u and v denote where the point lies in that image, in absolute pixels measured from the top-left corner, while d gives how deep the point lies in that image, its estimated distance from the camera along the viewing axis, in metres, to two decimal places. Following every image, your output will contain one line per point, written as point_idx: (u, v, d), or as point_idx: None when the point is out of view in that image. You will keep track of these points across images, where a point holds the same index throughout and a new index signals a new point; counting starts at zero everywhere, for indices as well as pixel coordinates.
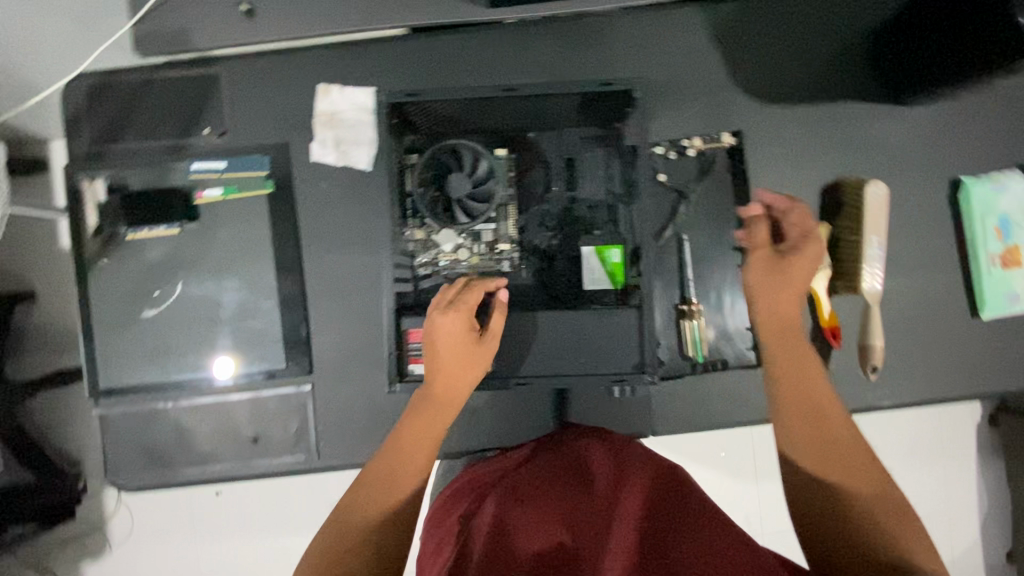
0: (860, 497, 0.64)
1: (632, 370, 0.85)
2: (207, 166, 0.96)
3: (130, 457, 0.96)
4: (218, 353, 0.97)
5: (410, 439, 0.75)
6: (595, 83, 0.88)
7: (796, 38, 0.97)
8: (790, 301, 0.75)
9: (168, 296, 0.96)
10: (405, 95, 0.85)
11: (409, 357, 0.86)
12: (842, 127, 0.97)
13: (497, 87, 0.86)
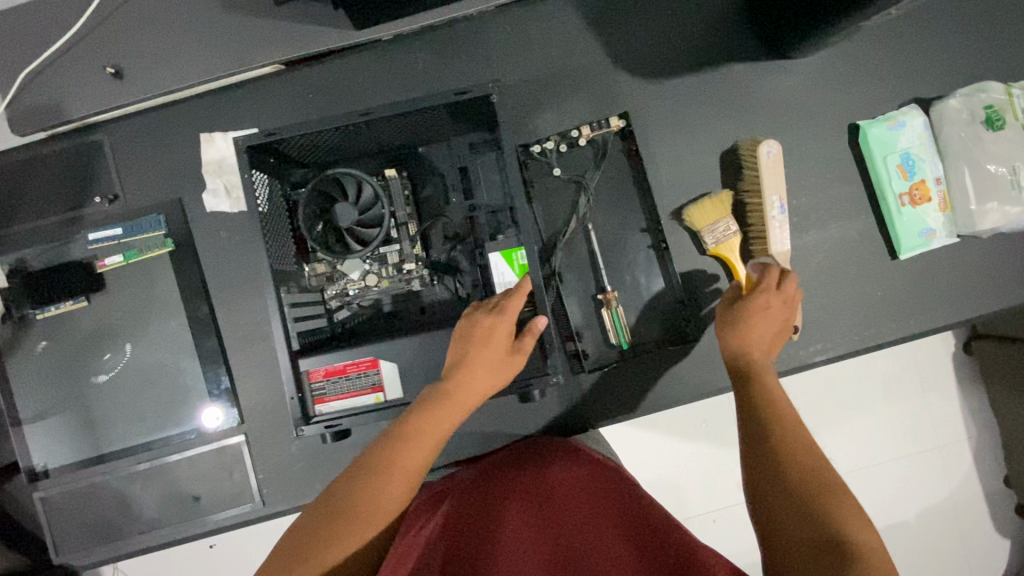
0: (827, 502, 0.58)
1: (538, 371, 0.84)
2: (105, 235, 0.95)
3: (78, 536, 0.95)
4: (207, 404, 0.96)
5: (418, 441, 0.71)
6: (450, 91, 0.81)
7: (670, 10, 0.96)
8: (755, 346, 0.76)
9: (109, 363, 0.96)
10: (265, 135, 0.80)
11: (314, 398, 0.82)
12: (731, 91, 0.96)
13: (352, 113, 0.81)
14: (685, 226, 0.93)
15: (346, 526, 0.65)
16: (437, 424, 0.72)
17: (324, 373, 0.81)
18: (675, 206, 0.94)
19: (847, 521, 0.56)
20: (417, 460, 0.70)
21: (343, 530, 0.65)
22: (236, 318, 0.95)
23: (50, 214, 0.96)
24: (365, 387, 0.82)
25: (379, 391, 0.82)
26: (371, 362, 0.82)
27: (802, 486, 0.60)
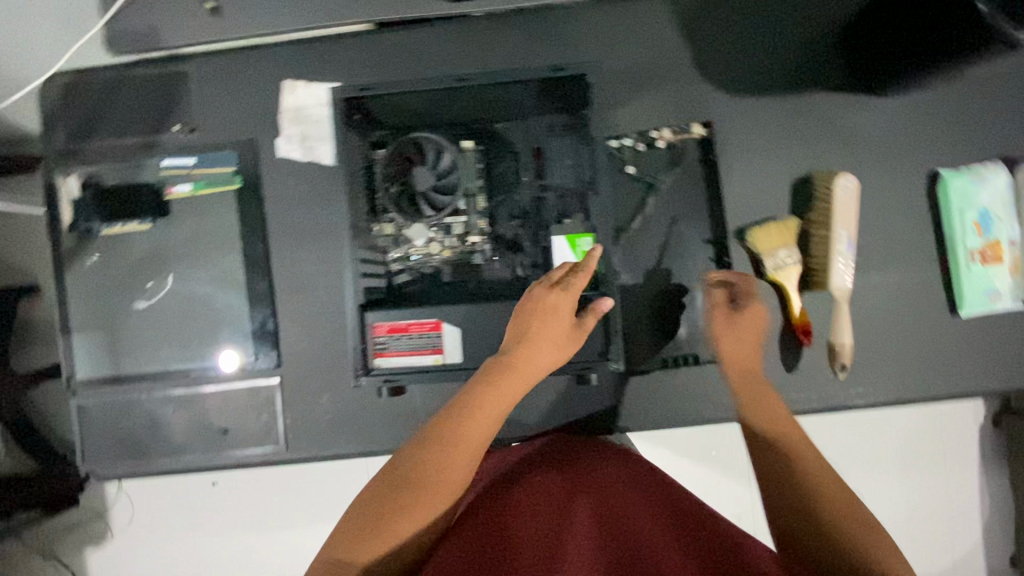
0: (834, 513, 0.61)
1: (597, 357, 0.86)
2: (178, 163, 0.97)
3: (108, 447, 0.99)
4: (224, 347, 0.98)
5: (479, 411, 0.71)
6: (547, 69, 0.90)
7: (767, 30, 0.95)
8: (749, 350, 0.86)
9: (151, 290, 0.99)
10: (362, 90, 0.88)
11: (375, 350, 0.87)
12: (816, 120, 0.94)
13: (451, 77, 0.89)
14: (746, 246, 0.93)
15: (411, 515, 0.63)
16: (499, 394, 0.73)
17: (388, 329, 0.86)
18: (738, 225, 0.94)
19: (851, 513, 0.61)
20: (482, 427, 0.70)
21: (410, 513, 0.63)
22: (290, 264, 0.97)
23: (129, 135, 0.98)
24: (425, 347, 0.87)
25: (438, 353, 0.87)
26: (434, 324, 0.87)
27: (811, 480, 0.65)
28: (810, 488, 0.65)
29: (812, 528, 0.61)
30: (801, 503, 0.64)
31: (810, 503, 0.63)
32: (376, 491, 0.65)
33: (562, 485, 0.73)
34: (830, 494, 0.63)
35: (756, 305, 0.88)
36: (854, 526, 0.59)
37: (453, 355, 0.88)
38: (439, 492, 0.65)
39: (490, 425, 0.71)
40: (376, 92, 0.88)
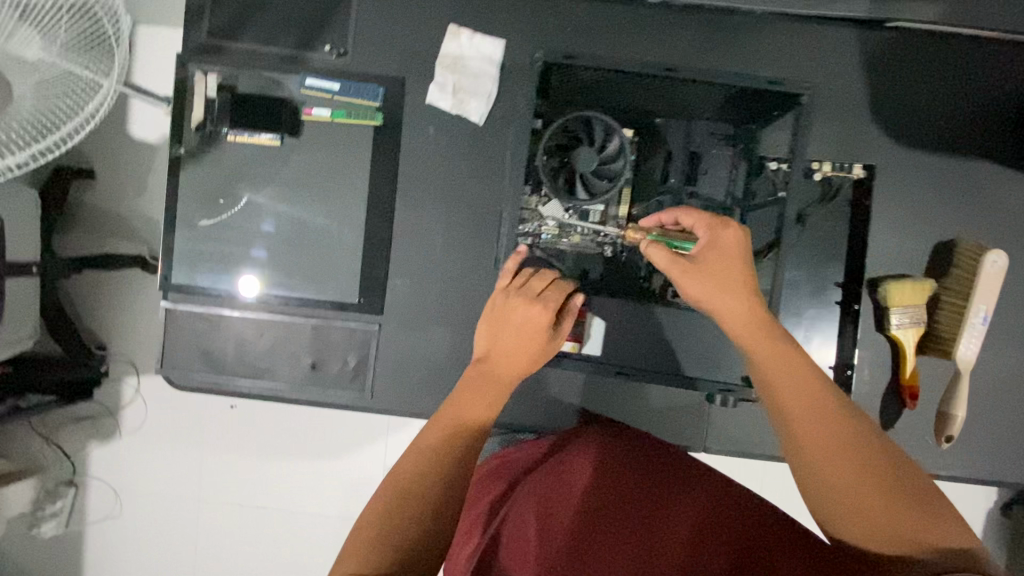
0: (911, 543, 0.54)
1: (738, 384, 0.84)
2: (320, 86, 0.93)
3: (187, 356, 0.96)
4: (243, 271, 0.96)
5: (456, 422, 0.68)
6: (759, 79, 0.77)
7: (951, 84, 0.91)
8: (736, 297, 0.64)
9: (224, 207, 0.96)
10: (564, 57, 0.78)
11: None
12: (975, 187, 0.91)
13: (659, 65, 0.77)
14: (875, 296, 0.91)
15: (404, 525, 0.58)
16: (474, 398, 0.71)
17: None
18: (870, 275, 0.92)
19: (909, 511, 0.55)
20: (450, 437, 0.66)
21: (408, 524, 0.58)
22: (412, 214, 0.95)
23: (275, 45, 0.94)
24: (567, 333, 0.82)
25: (575, 341, 0.83)
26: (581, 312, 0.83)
27: (828, 493, 0.57)
28: (846, 494, 0.56)
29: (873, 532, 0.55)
30: (831, 502, 0.57)
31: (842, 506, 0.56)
32: (386, 501, 0.60)
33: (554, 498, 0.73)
34: (849, 496, 0.55)
35: (732, 232, 0.66)
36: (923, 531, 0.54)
37: (594, 346, 0.85)
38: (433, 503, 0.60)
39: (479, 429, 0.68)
40: (575, 63, 0.79)
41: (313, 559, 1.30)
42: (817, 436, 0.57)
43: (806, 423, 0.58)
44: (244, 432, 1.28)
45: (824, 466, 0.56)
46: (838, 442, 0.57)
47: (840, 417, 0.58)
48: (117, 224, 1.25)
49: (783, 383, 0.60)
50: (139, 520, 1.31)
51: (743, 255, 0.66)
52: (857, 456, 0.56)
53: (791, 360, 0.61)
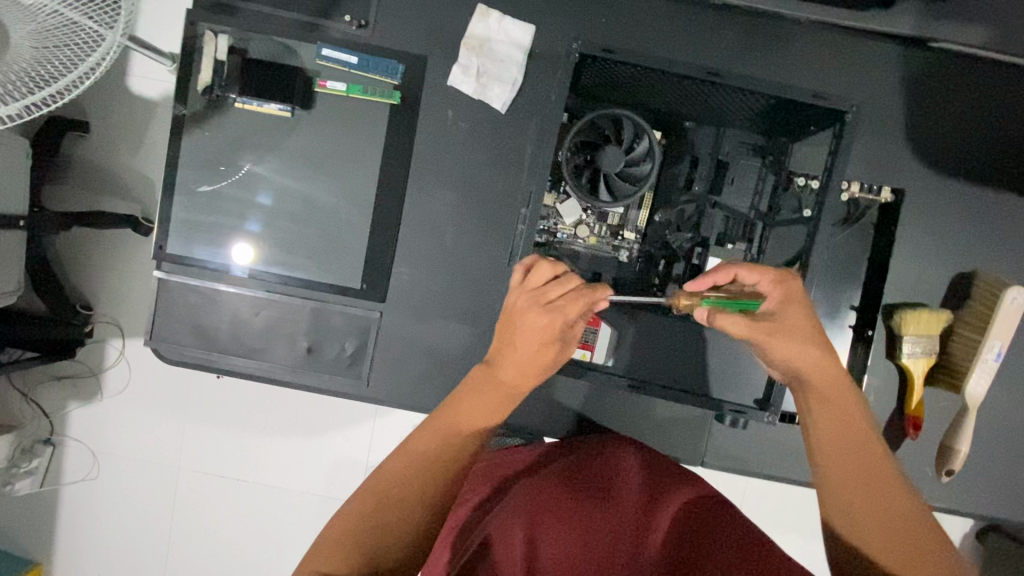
0: None
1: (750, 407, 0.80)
2: (337, 57, 0.88)
3: (178, 329, 0.93)
4: (239, 240, 0.92)
5: (454, 433, 0.63)
6: (804, 91, 0.73)
7: (989, 111, 0.88)
8: (806, 352, 0.63)
9: (223, 174, 0.92)
10: (603, 50, 0.72)
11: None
12: (1001, 220, 0.89)
13: (701, 68, 0.72)
14: (889, 324, 0.89)
15: (374, 522, 0.56)
16: (476, 398, 0.66)
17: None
18: (887, 301, 0.90)
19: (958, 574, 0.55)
20: (440, 446, 0.62)
21: (377, 518, 0.56)
22: (424, 200, 0.91)
23: (292, 9, 0.89)
24: (577, 340, 0.81)
25: (586, 349, 0.82)
26: (593, 320, 0.81)
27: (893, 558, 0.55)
28: (914, 560, 0.55)
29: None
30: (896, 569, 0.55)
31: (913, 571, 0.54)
32: (360, 495, 0.59)
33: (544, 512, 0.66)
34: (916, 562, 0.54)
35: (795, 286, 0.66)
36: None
37: (605, 354, 0.82)
38: (403, 500, 0.58)
39: (471, 438, 0.63)
40: (614, 57, 0.73)
41: (294, 541, 1.27)
42: (884, 502, 0.57)
43: (858, 485, 0.59)
44: (230, 403, 1.25)
45: (886, 532, 0.56)
46: (897, 505, 0.57)
47: (892, 479, 0.59)
48: (111, 183, 1.19)
49: (835, 438, 0.61)
50: (117, 485, 1.27)
51: (809, 312, 0.65)
52: (912, 519, 0.56)
53: (845, 418, 0.62)
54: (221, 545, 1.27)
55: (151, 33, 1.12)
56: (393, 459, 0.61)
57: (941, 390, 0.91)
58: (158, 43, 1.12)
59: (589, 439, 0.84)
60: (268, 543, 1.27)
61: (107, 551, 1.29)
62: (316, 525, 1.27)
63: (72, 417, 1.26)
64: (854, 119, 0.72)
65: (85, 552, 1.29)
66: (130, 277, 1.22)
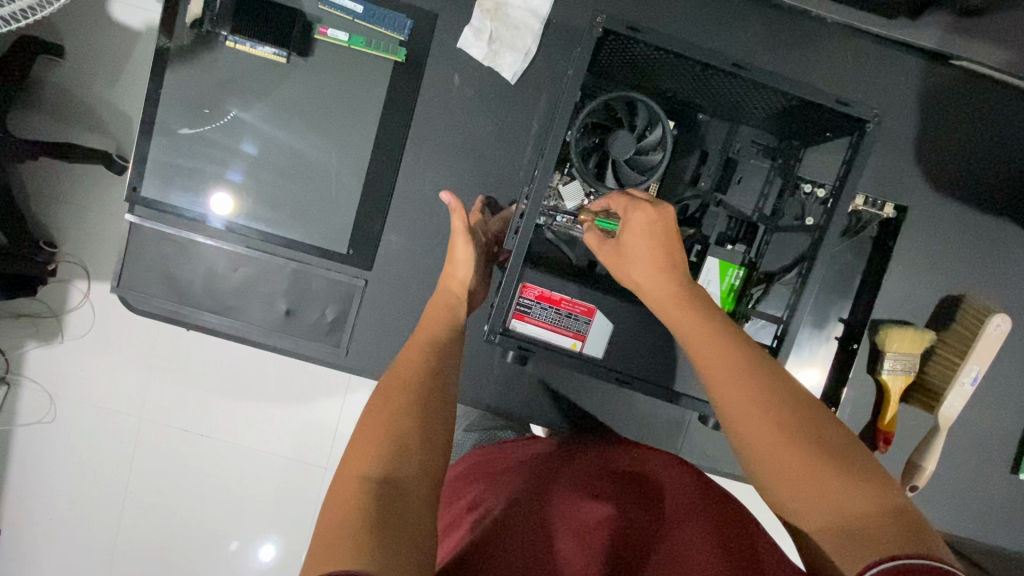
0: (858, 514, 0.45)
1: None
2: (342, 4, 0.82)
3: (149, 277, 0.88)
4: (219, 190, 0.87)
5: (421, 331, 0.71)
6: (828, 95, 0.70)
7: (998, 136, 0.88)
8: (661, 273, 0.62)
9: (207, 118, 0.86)
10: (628, 27, 0.68)
11: (514, 312, 0.74)
12: (993, 246, 0.90)
13: (726, 59, 0.69)
14: (873, 339, 0.90)
15: (394, 415, 0.56)
16: (438, 306, 0.75)
17: (537, 296, 0.75)
18: (874, 317, 0.91)
19: (861, 505, 0.45)
20: (426, 344, 0.68)
21: (398, 415, 0.57)
22: (421, 168, 0.87)
23: None
24: (568, 329, 0.77)
25: (577, 340, 0.77)
26: (587, 310, 0.77)
27: (766, 476, 0.49)
28: (792, 479, 0.47)
29: (825, 527, 0.46)
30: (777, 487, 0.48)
31: (790, 492, 0.48)
32: (379, 400, 0.59)
33: (563, 502, 0.63)
34: (792, 478, 0.47)
35: (637, 208, 0.65)
36: (886, 526, 0.44)
37: (596, 347, 0.78)
38: (418, 388, 0.61)
39: (453, 328, 0.72)
40: (638, 36, 0.69)
41: (256, 505, 1.25)
42: (756, 413, 0.49)
43: (733, 398, 0.51)
44: (199, 357, 1.20)
45: (781, 475, 0.48)
46: (771, 421, 0.49)
47: (774, 394, 0.50)
48: (83, 113, 1.11)
49: (704, 357, 0.54)
50: (74, 431, 1.22)
51: (660, 235, 0.63)
52: (797, 435, 0.48)
53: (708, 333, 0.55)
54: (181, 498, 1.24)
55: None
56: (390, 368, 0.65)
57: (914, 408, 0.93)
58: None
59: (591, 437, 0.84)
60: (230, 501, 1.25)
61: (59, 497, 1.24)
62: (280, 487, 1.25)
63: (27, 356, 1.20)
64: (875, 128, 0.70)
65: (35, 496, 1.24)
66: (100, 217, 1.15)
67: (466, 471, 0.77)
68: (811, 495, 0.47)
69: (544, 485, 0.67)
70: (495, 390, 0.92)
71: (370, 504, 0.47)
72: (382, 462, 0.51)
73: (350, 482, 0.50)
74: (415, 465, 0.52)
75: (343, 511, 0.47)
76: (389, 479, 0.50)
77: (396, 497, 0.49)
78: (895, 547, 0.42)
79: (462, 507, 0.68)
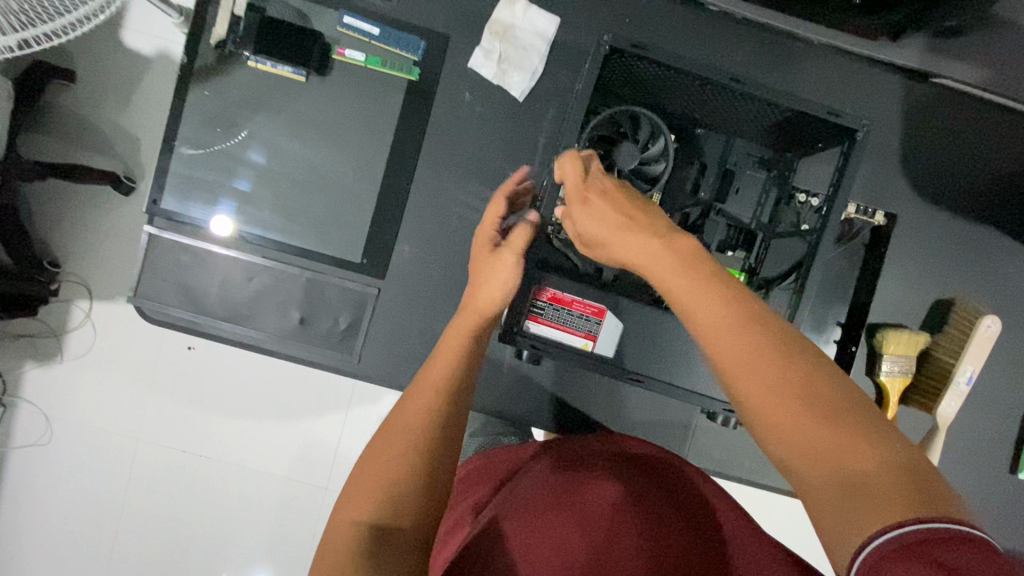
0: (859, 468, 0.41)
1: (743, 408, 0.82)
2: (358, 26, 0.87)
3: (165, 288, 0.89)
4: (237, 202, 0.90)
5: (435, 356, 0.66)
6: (819, 107, 0.75)
7: (978, 147, 0.93)
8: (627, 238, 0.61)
9: (226, 133, 0.89)
10: (631, 45, 0.73)
11: (528, 314, 0.79)
12: (979, 251, 0.94)
13: (723, 73, 0.74)
14: (871, 341, 0.93)
15: (391, 461, 0.55)
16: (456, 325, 0.69)
17: (550, 297, 0.79)
18: (872, 321, 0.94)
19: (863, 456, 0.42)
20: (439, 376, 0.63)
21: (395, 460, 0.55)
22: (433, 180, 0.90)
23: None
24: (580, 330, 0.80)
25: (589, 340, 0.80)
26: (599, 310, 0.79)
27: (764, 428, 0.45)
28: (791, 433, 0.44)
29: (826, 486, 0.42)
30: (776, 442, 0.45)
31: (791, 448, 0.44)
32: (382, 438, 0.58)
33: (562, 492, 0.64)
34: (791, 433, 0.44)
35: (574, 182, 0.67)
36: (893, 479, 0.40)
37: (607, 347, 0.80)
38: (421, 430, 0.57)
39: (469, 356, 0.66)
40: (642, 53, 0.73)
41: (259, 524, 1.24)
42: (749, 367, 0.46)
43: (722, 345, 0.49)
44: (204, 374, 1.20)
45: (782, 432, 0.44)
46: (768, 369, 0.46)
47: (766, 341, 0.47)
48: (97, 135, 1.14)
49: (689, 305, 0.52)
50: (70, 452, 1.22)
51: (619, 200, 0.64)
52: (792, 384, 0.45)
53: (693, 285, 0.53)
54: (178, 519, 1.23)
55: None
56: (397, 400, 0.61)
57: (914, 410, 0.95)
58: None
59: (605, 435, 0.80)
60: (229, 519, 1.23)
61: (55, 518, 1.23)
62: (282, 504, 1.24)
63: (28, 375, 1.20)
64: (864, 138, 0.74)
65: (27, 521, 1.23)
66: (109, 234, 1.17)
67: (477, 467, 0.78)
68: (810, 450, 0.43)
69: (540, 478, 0.67)
70: (505, 396, 0.93)
71: (362, 559, 0.50)
72: (377, 510, 0.52)
73: (344, 528, 0.52)
74: (409, 515, 0.53)
75: (336, 564, 0.50)
76: (381, 530, 0.52)
77: (384, 555, 0.51)
78: (900, 505, 0.39)
79: (470, 503, 0.71)
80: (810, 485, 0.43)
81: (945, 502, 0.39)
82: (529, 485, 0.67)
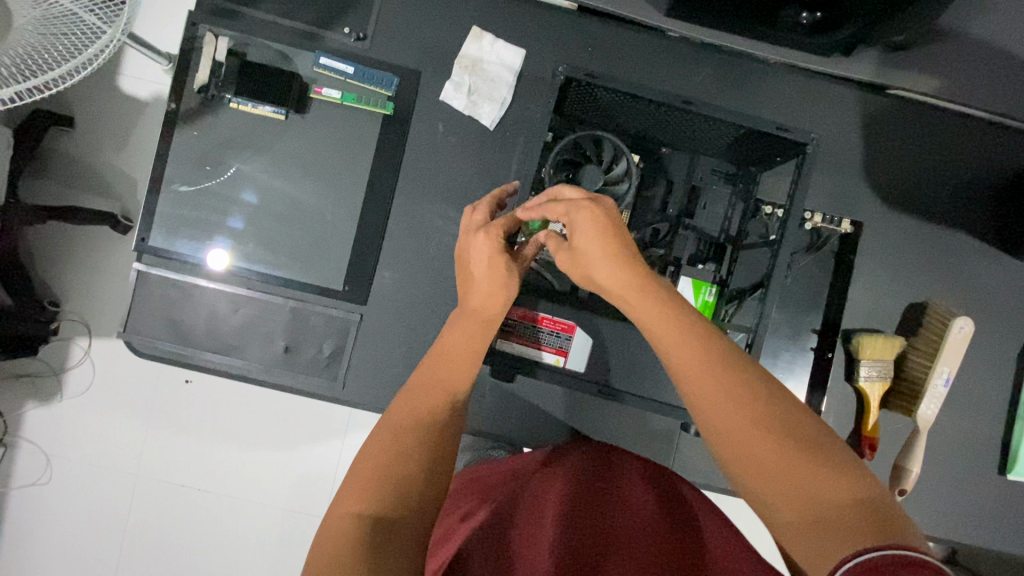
0: (828, 502, 0.45)
1: None
2: (333, 66, 0.92)
3: (154, 322, 0.92)
4: (223, 238, 0.93)
5: (437, 361, 0.66)
6: (768, 124, 0.79)
7: (938, 153, 0.96)
8: (614, 274, 0.61)
9: (211, 172, 0.93)
10: (585, 74, 0.78)
11: (501, 331, 0.86)
12: (947, 254, 0.96)
13: (675, 96, 0.78)
14: (848, 347, 0.93)
15: (397, 457, 0.55)
16: (459, 332, 0.67)
17: (521, 315, 0.87)
18: (847, 326, 0.95)
19: (832, 494, 0.45)
20: (445, 382, 0.64)
21: (402, 455, 0.56)
22: (411, 207, 0.93)
23: (293, 19, 0.93)
24: (552, 346, 0.88)
25: (560, 355, 0.89)
26: (568, 327, 0.88)
27: (748, 472, 0.49)
28: (765, 472, 0.48)
29: (800, 522, 0.46)
30: (759, 486, 0.48)
31: (765, 487, 0.48)
32: (387, 437, 0.58)
33: (560, 492, 0.68)
34: (765, 471, 0.48)
35: (582, 211, 0.62)
36: (858, 515, 0.44)
37: (577, 361, 0.89)
38: (425, 433, 0.58)
39: (467, 362, 0.66)
40: (596, 81, 0.78)
41: (257, 557, 1.24)
42: (723, 410, 0.51)
43: (703, 393, 0.52)
44: (197, 405, 1.22)
45: (758, 470, 0.48)
46: (740, 412, 0.50)
47: (735, 386, 0.51)
48: (91, 178, 1.18)
49: (681, 354, 0.54)
50: (68, 491, 1.23)
51: (608, 232, 0.61)
52: (769, 426, 0.49)
53: (666, 329, 0.56)
54: (176, 554, 1.23)
55: (138, 26, 1.12)
56: (400, 402, 0.62)
57: (896, 414, 0.96)
58: (141, 31, 1.12)
59: (587, 443, 0.82)
60: (227, 553, 1.23)
61: (56, 555, 1.23)
62: (279, 536, 1.23)
63: (27, 414, 1.22)
64: (815, 150, 0.78)
65: (29, 561, 1.24)
66: (103, 272, 1.20)
67: (462, 487, 0.78)
68: (783, 487, 0.47)
69: (525, 491, 0.70)
70: (489, 417, 0.94)
71: (362, 546, 0.48)
72: (379, 502, 0.52)
73: (343, 520, 0.50)
74: (410, 509, 0.53)
75: (335, 552, 0.48)
76: (383, 521, 0.51)
77: (387, 543, 0.49)
78: (870, 535, 0.42)
79: (459, 514, 0.71)
80: (781, 520, 0.47)
81: (906, 537, 0.41)
82: (512, 498, 0.69)
